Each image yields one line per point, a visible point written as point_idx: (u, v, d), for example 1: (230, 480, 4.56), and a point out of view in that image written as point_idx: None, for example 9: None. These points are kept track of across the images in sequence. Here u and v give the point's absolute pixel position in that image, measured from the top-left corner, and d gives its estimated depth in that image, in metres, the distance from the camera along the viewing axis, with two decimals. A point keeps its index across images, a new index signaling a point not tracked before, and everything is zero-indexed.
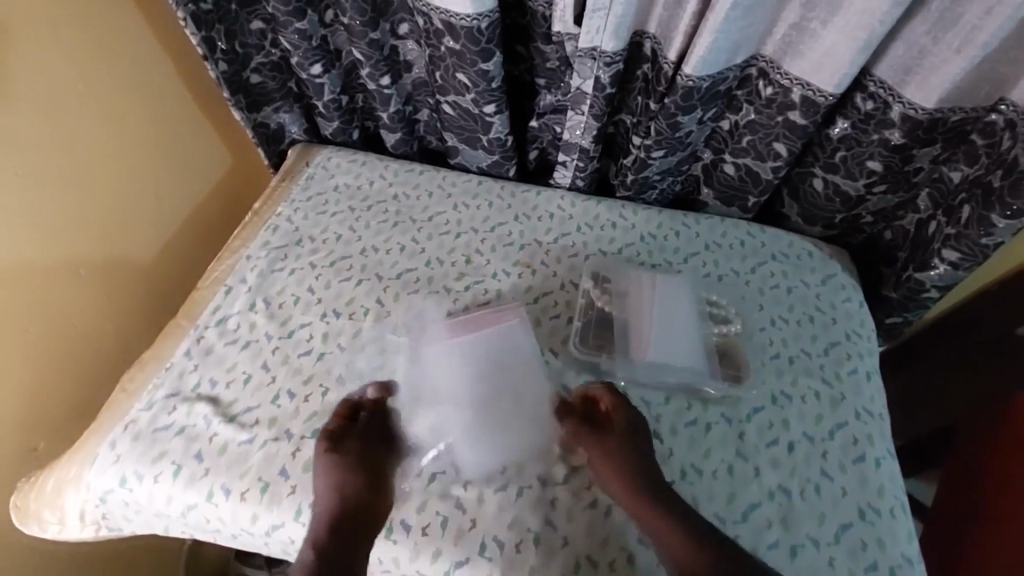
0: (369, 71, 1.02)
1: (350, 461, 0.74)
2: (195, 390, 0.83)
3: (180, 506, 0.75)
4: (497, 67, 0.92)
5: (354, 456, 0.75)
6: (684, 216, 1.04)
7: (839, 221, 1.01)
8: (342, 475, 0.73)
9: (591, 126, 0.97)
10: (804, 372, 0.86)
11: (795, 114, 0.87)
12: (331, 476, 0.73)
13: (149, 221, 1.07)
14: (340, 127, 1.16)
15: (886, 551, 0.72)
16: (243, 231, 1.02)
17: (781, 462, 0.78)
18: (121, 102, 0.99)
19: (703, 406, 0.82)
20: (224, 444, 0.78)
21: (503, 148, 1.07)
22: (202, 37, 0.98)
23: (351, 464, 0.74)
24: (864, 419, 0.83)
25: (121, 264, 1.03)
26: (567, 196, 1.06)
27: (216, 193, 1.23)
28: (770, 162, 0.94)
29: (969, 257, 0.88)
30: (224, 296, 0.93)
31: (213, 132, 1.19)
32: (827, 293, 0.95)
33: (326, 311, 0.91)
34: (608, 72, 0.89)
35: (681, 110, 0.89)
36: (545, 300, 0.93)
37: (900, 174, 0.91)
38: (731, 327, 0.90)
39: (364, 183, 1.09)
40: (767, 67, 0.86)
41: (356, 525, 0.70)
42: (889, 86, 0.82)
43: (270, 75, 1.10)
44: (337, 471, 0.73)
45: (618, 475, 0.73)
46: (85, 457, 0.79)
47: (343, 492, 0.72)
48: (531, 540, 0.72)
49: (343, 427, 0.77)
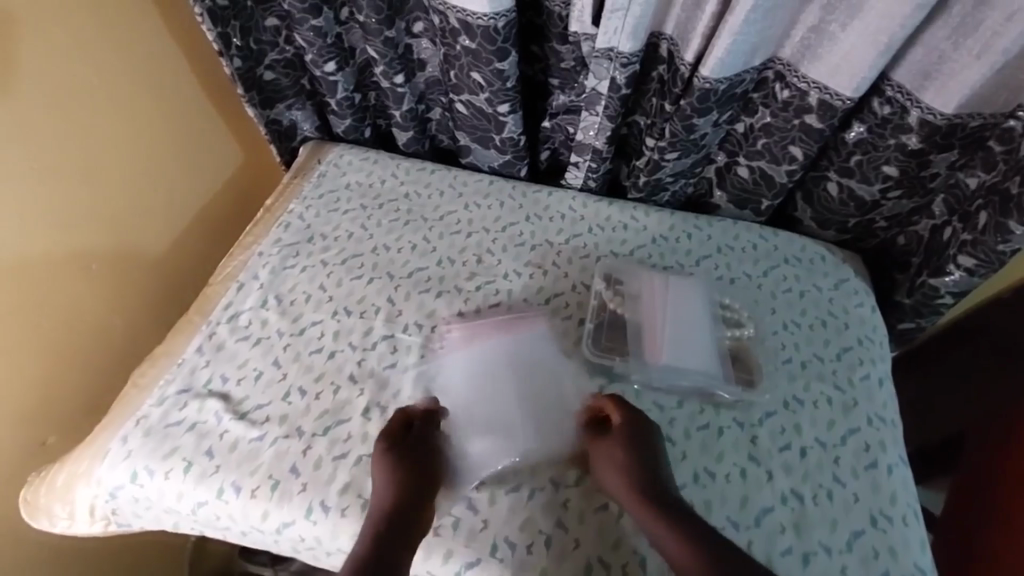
0: (383, 69, 1.02)
1: (403, 459, 0.72)
2: (206, 386, 0.83)
3: (191, 503, 0.75)
4: (512, 67, 0.92)
5: (407, 455, 0.73)
6: (696, 218, 1.03)
7: (852, 225, 1.00)
8: (394, 472, 0.71)
9: (605, 127, 0.97)
10: (816, 377, 0.86)
11: (811, 118, 0.86)
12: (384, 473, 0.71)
13: (161, 218, 1.07)
14: (352, 125, 1.16)
15: (899, 558, 0.72)
16: (254, 228, 1.02)
17: (793, 468, 0.78)
18: (135, 97, 0.99)
19: (715, 410, 0.82)
20: (236, 441, 0.78)
21: (515, 147, 1.06)
22: (217, 33, 0.98)
23: (405, 463, 0.72)
24: (876, 425, 0.82)
25: (132, 260, 1.03)
26: (579, 197, 1.06)
27: (228, 189, 1.23)
28: (785, 165, 0.94)
29: (985, 264, 0.87)
30: (236, 292, 0.93)
31: (226, 128, 1.19)
32: (840, 298, 0.95)
33: (337, 309, 0.91)
34: (624, 74, 0.89)
35: (697, 112, 0.89)
36: (556, 301, 0.93)
37: (916, 179, 0.91)
38: (743, 331, 0.90)
39: (376, 181, 1.08)
40: (784, 70, 0.86)
41: (401, 527, 0.67)
42: (907, 91, 0.81)
43: (284, 72, 1.10)
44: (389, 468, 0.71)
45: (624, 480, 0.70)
46: (96, 451, 0.79)
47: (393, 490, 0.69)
48: (543, 541, 0.71)
49: (400, 431, 0.75)
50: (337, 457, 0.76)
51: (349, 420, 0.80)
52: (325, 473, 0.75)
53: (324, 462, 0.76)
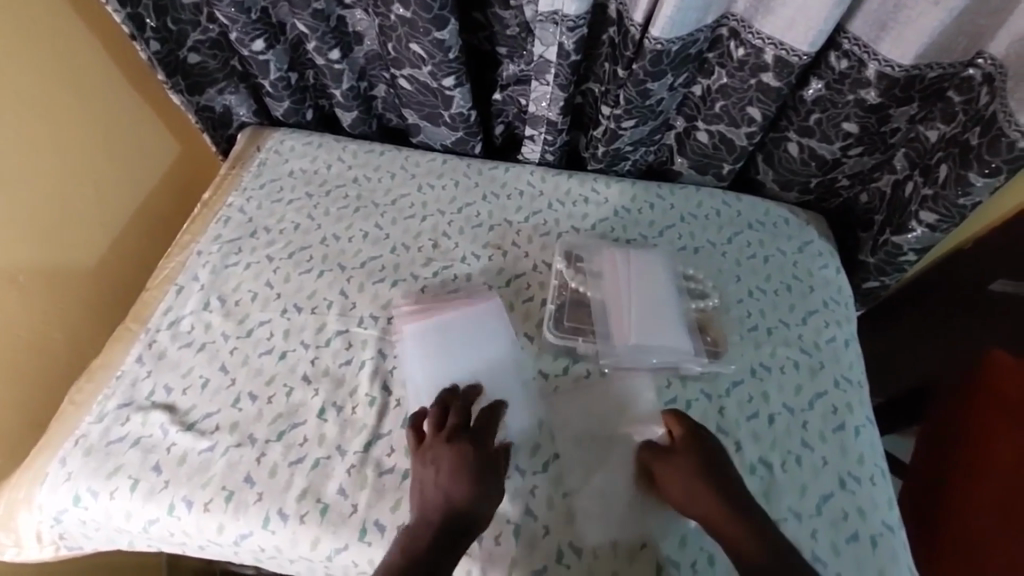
0: (316, 45, 0.95)
1: (464, 464, 0.68)
2: (149, 398, 0.79)
3: (142, 522, 0.72)
4: (453, 36, 0.86)
5: (478, 461, 0.68)
6: (658, 187, 1.00)
7: (815, 185, 0.98)
8: (449, 472, 0.67)
9: (557, 97, 0.92)
10: (782, 343, 0.84)
11: (768, 76, 0.83)
12: (445, 475, 0.67)
13: (93, 219, 1.00)
14: (292, 108, 1.08)
15: (867, 520, 0.72)
16: (191, 225, 0.96)
17: (761, 436, 0.77)
18: (52, 91, 0.91)
19: (683, 383, 0.80)
20: (184, 453, 0.74)
21: (466, 123, 1.01)
22: (127, 15, 0.90)
23: (467, 466, 0.67)
24: (843, 387, 0.82)
25: (63, 266, 0.95)
26: (537, 171, 1.02)
27: (164, 185, 1.15)
28: (745, 128, 0.90)
29: (947, 218, 0.86)
30: (176, 295, 0.87)
31: (152, 119, 1.10)
32: (805, 260, 0.93)
33: (286, 306, 0.86)
34: (572, 38, 0.84)
35: (650, 76, 0.85)
36: (517, 282, 0.90)
37: (876, 135, 0.88)
38: (708, 302, 0.88)
39: (322, 167, 1.02)
40: (738, 27, 0.82)
41: (442, 533, 0.63)
42: (864, 43, 0.78)
43: (210, 53, 1.02)
44: (436, 470, 0.68)
45: (694, 497, 0.67)
46: (35, 475, 0.75)
47: (442, 500, 0.65)
48: (511, 531, 0.70)
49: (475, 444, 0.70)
50: (293, 462, 0.73)
51: (304, 423, 0.76)
52: (282, 480, 0.72)
53: (280, 468, 0.73)
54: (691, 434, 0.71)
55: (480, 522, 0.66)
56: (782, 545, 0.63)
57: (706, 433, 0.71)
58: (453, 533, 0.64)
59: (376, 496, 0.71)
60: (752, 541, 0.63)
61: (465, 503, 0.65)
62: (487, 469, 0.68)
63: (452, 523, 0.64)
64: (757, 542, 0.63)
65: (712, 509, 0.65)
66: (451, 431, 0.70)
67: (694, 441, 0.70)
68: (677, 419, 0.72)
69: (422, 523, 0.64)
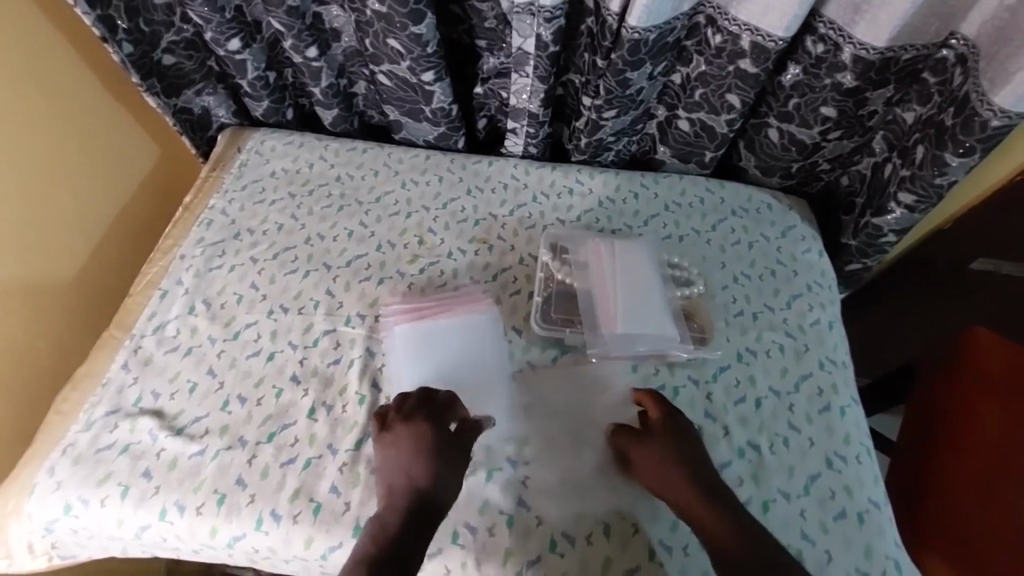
0: (293, 43, 0.94)
1: (423, 444, 0.69)
2: (137, 404, 0.78)
3: (134, 528, 0.72)
4: (431, 30, 0.86)
5: (438, 442, 0.69)
6: (641, 176, 1.00)
7: (796, 170, 0.99)
8: (412, 454, 0.69)
9: (537, 90, 0.92)
10: (767, 327, 0.85)
11: (746, 62, 0.83)
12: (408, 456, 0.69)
13: (74, 228, 0.99)
14: (271, 107, 1.07)
15: (853, 497, 0.73)
16: (173, 229, 0.95)
17: (749, 419, 0.78)
18: (25, 97, 0.89)
19: (671, 370, 0.81)
20: (174, 458, 0.74)
21: (448, 118, 1.00)
22: (98, 17, 0.89)
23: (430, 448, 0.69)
24: (827, 368, 0.83)
25: (45, 275, 0.94)
26: (520, 164, 1.02)
27: (144, 190, 1.13)
28: (724, 115, 0.91)
29: (925, 199, 0.87)
30: (160, 301, 0.87)
31: (128, 124, 1.08)
32: (789, 245, 0.94)
33: (273, 307, 0.86)
34: (550, 29, 0.83)
35: (629, 66, 0.85)
36: (504, 276, 0.90)
37: (854, 118, 0.89)
38: (693, 289, 0.88)
39: (304, 167, 1.01)
40: (714, 13, 0.82)
41: (407, 516, 0.65)
42: (839, 26, 0.78)
43: (186, 54, 1.01)
44: (397, 454, 0.69)
45: (672, 485, 0.67)
46: (23, 486, 0.74)
47: (405, 483, 0.67)
48: (505, 523, 0.70)
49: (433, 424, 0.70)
50: (284, 463, 0.73)
51: (294, 423, 0.76)
52: (274, 481, 0.72)
53: (271, 469, 0.73)
54: (668, 421, 0.72)
55: (445, 500, 0.67)
56: (754, 528, 0.64)
57: (684, 424, 0.72)
58: (419, 515, 0.65)
59: (369, 494, 0.71)
60: (728, 532, 0.63)
61: (428, 483, 0.67)
62: (454, 451, 0.70)
63: (420, 507, 0.66)
64: (726, 524, 0.64)
65: (688, 500, 0.66)
66: (410, 413, 0.72)
67: (672, 429, 0.71)
68: (656, 405, 0.73)
69: (388, 509, 0.66)
